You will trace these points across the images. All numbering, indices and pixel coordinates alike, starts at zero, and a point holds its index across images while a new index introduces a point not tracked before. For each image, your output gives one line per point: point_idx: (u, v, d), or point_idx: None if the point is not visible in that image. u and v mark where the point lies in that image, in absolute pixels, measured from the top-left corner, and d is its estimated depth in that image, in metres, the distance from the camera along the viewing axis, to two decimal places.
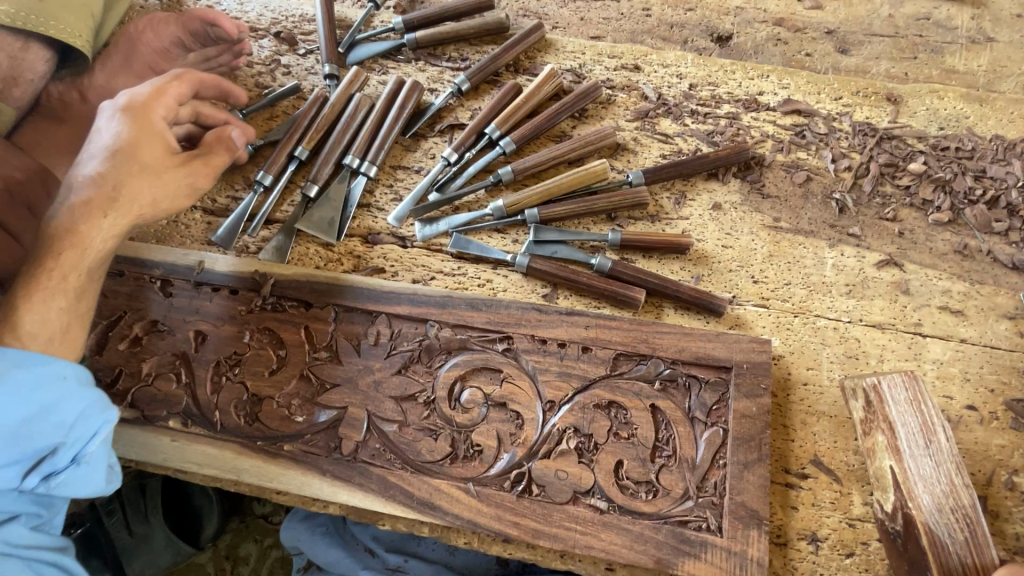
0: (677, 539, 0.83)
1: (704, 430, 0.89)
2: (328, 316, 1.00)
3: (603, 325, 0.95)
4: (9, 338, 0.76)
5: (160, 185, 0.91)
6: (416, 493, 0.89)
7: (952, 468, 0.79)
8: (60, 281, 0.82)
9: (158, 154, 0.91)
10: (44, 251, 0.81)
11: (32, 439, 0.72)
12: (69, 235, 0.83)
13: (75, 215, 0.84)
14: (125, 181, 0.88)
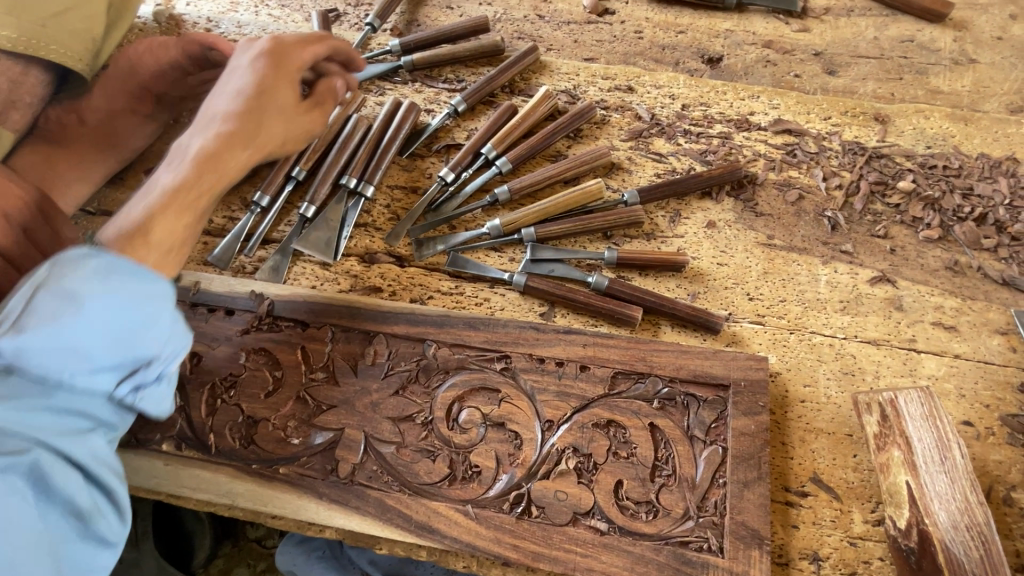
0: (679, 561, 0.83)
1: (704, 449, 0.89)
2: (325, 336, 0.99)
3: (600, 343, 0.96)
4: (137, 242, 0.74)
5: (276, 127, 0.93)
6: (414, 516, 0.87)
7: (967, 485, 0.79)
8: (180, 202, 0.79)
9: (288, 100, 0.94)
10: (187, 171, 0.81)
11: (134, 348, 0.66)
12: (211, 162, 0.83)
13: (190, 143, 0.85)
14: (263, 121, 0.90)
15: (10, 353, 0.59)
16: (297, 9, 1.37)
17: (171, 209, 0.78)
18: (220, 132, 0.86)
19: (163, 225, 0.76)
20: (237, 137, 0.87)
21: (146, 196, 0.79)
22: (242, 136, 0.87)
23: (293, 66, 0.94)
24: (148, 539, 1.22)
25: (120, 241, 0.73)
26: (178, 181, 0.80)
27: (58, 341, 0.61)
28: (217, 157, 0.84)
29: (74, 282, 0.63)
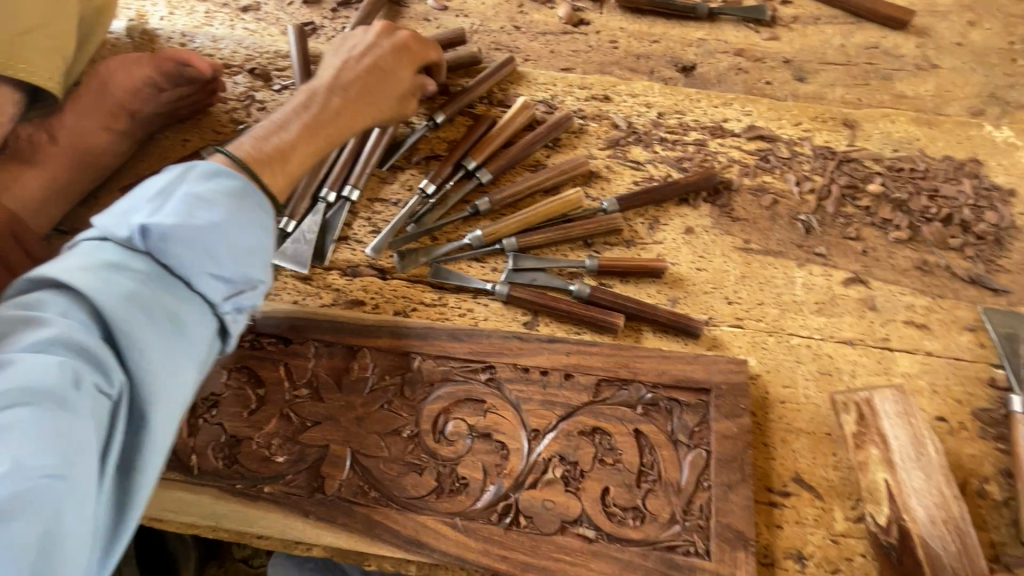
0: (666, 565, 0.83)
1: (687, 453, 0.90)
2: (308, 351, 0.99)
3: (583, 351, 0.97)
4: (286, 166, 0.89)
5: (377, 101, 1.02)
6: (402, 531, 0.87)
7: (941, 480, 0.82)
8: (309, 145, 0.92)
9: (395, 84, 1.05)
10: (316, 118, 0.94)
11: (242, 267, 0.77)
12: (330, 114, 0.96)
13: (315, 97, 0.97)
14: (366, 94, 1.01)
15: (161, 236, 0.71)
16: (273, 23, 1.36)
17: (284, 146, 0.90)
18: (340, 96, 0.98)
19: (289, 160, 0.90)
20: (352, 105, 0.98)
21: (289, 132, 0.92)
22: (348, 104, 0.98)
23: (416, 59, 1.09)
24: (129, 564, 1.20)
25: (258, 161, 0.86)
26: (301, 125, 0.93)
27: (198, 237, 0.73)
28: (329, 115, 0.96)
29: (222, 202, 0.77)
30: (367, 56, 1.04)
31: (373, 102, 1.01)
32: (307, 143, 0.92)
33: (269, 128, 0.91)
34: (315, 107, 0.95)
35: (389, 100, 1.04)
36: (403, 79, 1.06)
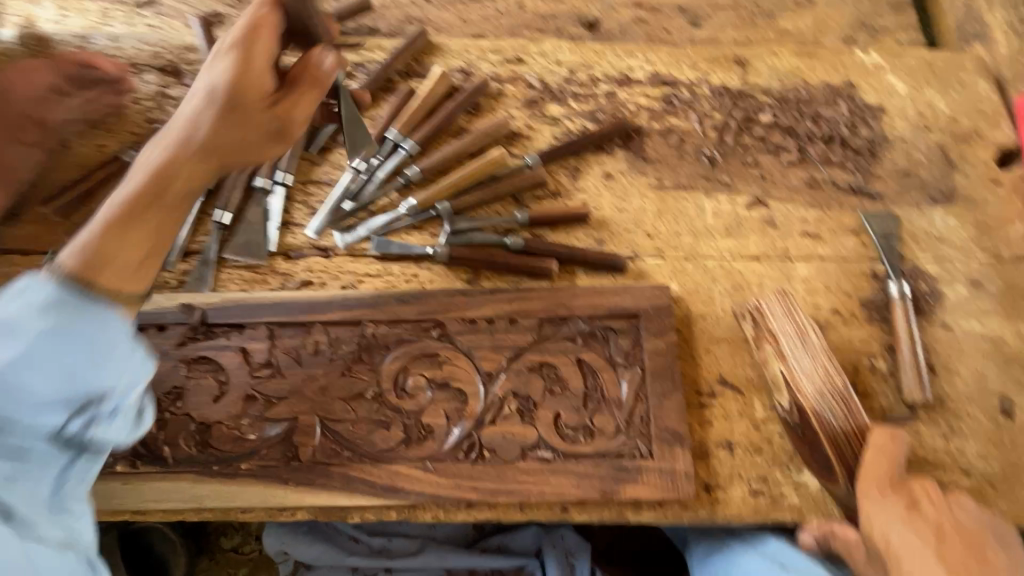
0: (616, 469, 0.95)
1: (625, 373, 1.01)
2: (263, 334, 1.03)
3: (523, 296, 1.05)
4: (98, 271, 0.71)
5: (263, 117, 0.83)
6: (378, 481, 0.95)
7: (825, 359, 0.97)
8: (164, 240, 0.78)
9: (291, 130, 0.87)
10: (124, 210, 0.75)
11: (84, 380, 0.68)
12: (216, 148, 0.81)
13: (192, 116, 0.81)
14: (204, 164, 0.81)
15: None
16: (175, 15, 1.33)
17: (134, 211, 0.76)
18: (221, 105, 0.80)
19: (131, 243, 0.74)
20: (236, 111, 0.81)
21: (142, 190, 0.77)
22: (238, 125, 0.82)
23: (308, 94, 0.86)
24: (120, 566, 1.23)
25: (81, 262, 0.71)
26: (145, 177, 0.78)
27: None
28: (166, 203, 0.78)
29: (32, 325, 0.66)
30: (219, 59, 0.81)
31: (269, 126, 0.84)
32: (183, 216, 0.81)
33: (118, 191, 0.77)
34: (180, 172, 0.79)
35: (273, 120, 0.84)
36: (251, 103, 0.81)
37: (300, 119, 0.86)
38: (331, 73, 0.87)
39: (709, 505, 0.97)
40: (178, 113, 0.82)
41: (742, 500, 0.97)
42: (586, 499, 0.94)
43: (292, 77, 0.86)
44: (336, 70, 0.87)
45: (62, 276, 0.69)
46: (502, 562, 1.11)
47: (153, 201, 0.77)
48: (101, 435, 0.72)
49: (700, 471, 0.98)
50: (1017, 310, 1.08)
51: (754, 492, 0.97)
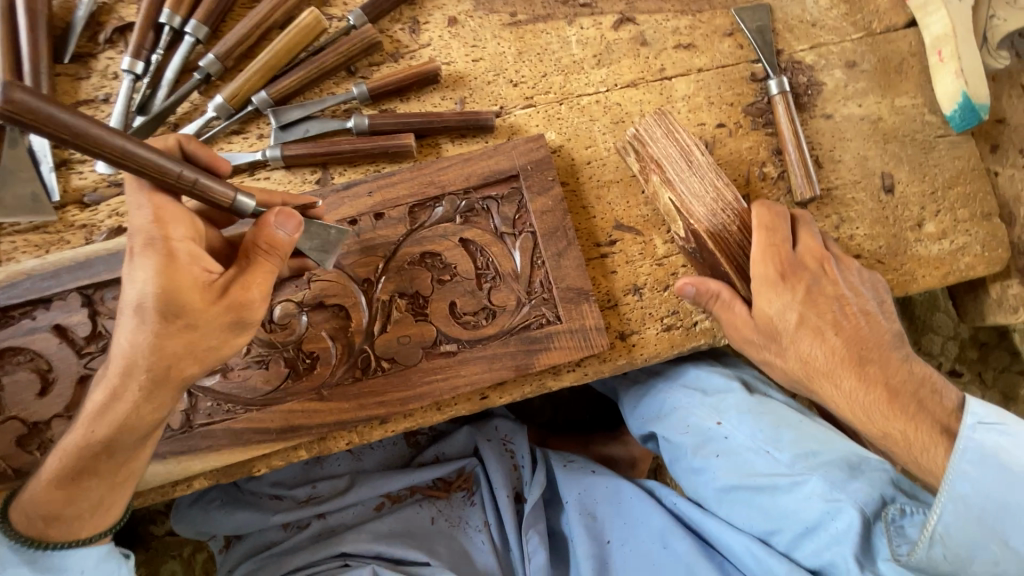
0: (527, 342, 0.89)
1: (515, 242, 0.91)
2: (77, 303, 0.83)
3: (384, 184, 0.90)
4: (60, 473, 0.70)
5: (208, 342, 0.68)
6: (272, 426, 0.84)
7: (713, 175, 0.91)
8: (119, 481, 0.73)
9: (249, 316, 0.70)
10: (69, 471, 0.70)
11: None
12: (159, 362, 0.66)
13: (130, 308, 0.65)
14: (158, 344, 0.66)
15: None
16: None
17: (85, 467, 0.69)
18: (156, 313, 0.65)
19: (81, 489, 0.71)
20: (180, 323, 0.65)
21: (90, 418, 0.68)
22: (173, 300, 0.65)
23: (262, 264, 0.70)
24: None
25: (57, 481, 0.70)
26: (108, 380, 0.67)
27: None
28: (124, 383, 0.67)
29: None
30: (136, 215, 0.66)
31: (222, 323, 0.68)
32: (138, 467, 0.75)
33: (77, 424, 0.70)
34: (125, 391, 0.67)
35: (221, 313, 0.67)
36: (183, 269, 0.66)
37: (258, 307, 0.70)
38: (290, 240, 0.71)
39: (627, 353, 0.94)
40: (119, 328, 0.67)
41: (657, 338, 0.95)
42: (502, 380, 0.89)
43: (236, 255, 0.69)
44: (292, 232, 0.70)
45: (41, 491, 0.71)
46: (442, 470, 1.06)
47: (103, 449, 0.69)
48: (57, 561, 0.75)
49: (612, 322, 0.95)
50: (891, 84, 1.05)
51: (667, 327, 0.96)
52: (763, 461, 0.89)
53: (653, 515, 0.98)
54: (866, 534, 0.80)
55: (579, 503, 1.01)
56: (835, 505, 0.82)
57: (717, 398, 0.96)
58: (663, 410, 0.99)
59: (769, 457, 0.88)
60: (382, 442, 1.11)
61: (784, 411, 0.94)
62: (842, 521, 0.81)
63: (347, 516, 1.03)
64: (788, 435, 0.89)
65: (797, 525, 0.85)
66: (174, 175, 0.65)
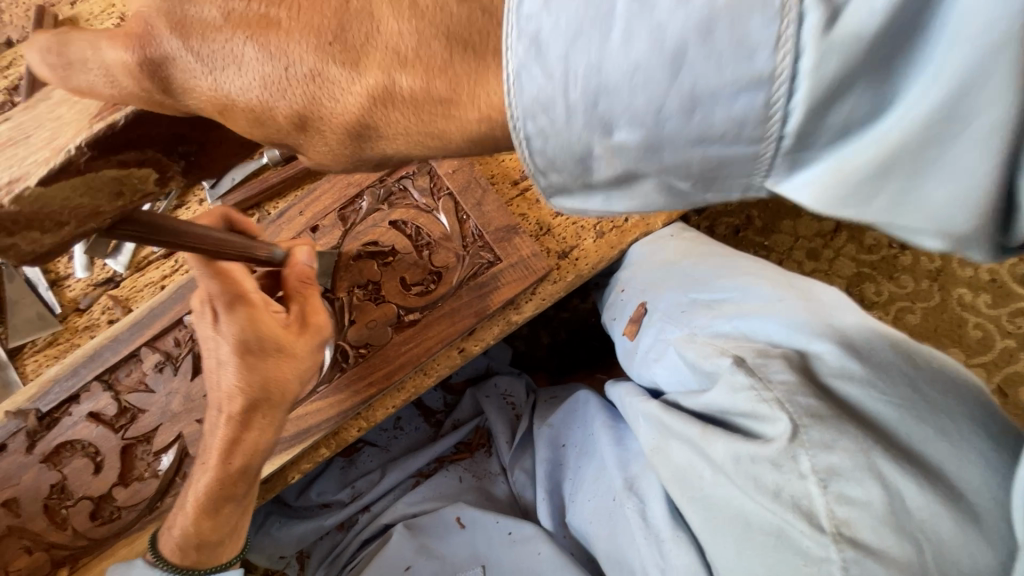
0: (477, 289, 0.97)
1: (438, 208, 0.99)
2: (99, 389, 0.96)
3: (311, 200, 1.01)
4: (205, 512, 0.86)
5: (305, 363, 0.88)
6: (287, 433, 0.95)
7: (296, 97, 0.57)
8: (248, 505, 0.92)
9: (325, 335, 0.90)
10: (213, 505, 0.86)
11: None
12: (272, 387, 0.85)
13: (232, 354, 0.84)
14: (266, 378, 0.85)
15: None
16: None
17: (223, 498, 0.86)
18: (256, 352, 0.84)
19: (222, 514, 0.88)
20: (280, 355, 0.85)
21: (224, 454, 0.84)
22: (265, 340, 0.85)
23: (313, 293, 0.90)
24: None
25: (204, 517, 0.86)
26: (226, 420, 0.85)
27: None
28: (249, 418, 0.85)
29: None
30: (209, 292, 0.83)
31: (309, 348, 0.88)
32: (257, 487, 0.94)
33: (202, 466, 0.86)
34: (246, 422, 0.85)
35: (308, 339, 0.88)
36: (266, 320, 0.85)
37: (332, 325, 0.91)
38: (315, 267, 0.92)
39: (574, 267, 1.01)
40: (223, 377, 0.86)
41: (596, 245, 1.01)
42: (469, 328, 0.97)
43: (291, 295, 0.89)
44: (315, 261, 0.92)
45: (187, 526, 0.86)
46: (459, 434, 1.16)
47: (239, 475, 0.87)
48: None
49: (550, 245, 1.01)
50: None
51: (601, 233, 1.02)
52: (631, 302, 0.99)
53: (591, 411, 1.02)
54: (661, 333, 0.90)
55: (540, 419, 1.10)
56: (654, 323, 0.92)
57: (631, 270, 1.03)
58: (606, 302, 1.10)
59: (639, 301, 0.97)
60: (406, 430, 1.21)
61: (671, 260, 0.97)
62: (658, 332, 0.91)
63: (387, 500, 1.11)
64: (646, 276, 0.98)
65: (643, 355, 0.93)
66: (212, 240, 0.71)
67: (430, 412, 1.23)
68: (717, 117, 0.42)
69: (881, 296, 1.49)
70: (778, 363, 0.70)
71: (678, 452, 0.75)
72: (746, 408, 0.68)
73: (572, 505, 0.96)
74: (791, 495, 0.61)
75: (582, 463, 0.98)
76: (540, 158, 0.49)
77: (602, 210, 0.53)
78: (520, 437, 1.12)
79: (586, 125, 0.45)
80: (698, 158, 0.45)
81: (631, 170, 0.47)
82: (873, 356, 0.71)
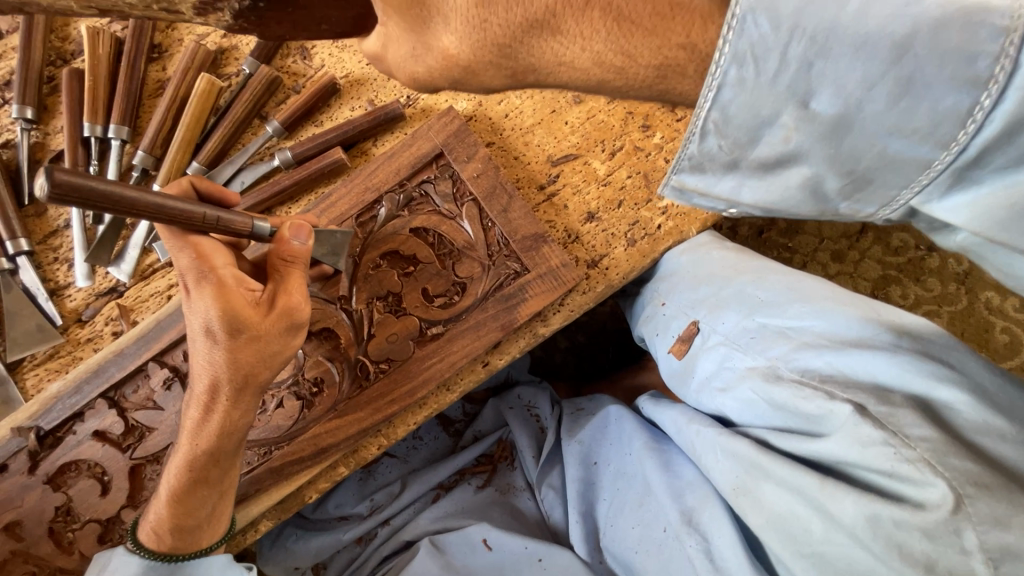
0: (504, 301, 0.92)
1: (461, 214, 0.94)
2: (104, 405, 0.91)
3: (326, 205, 0.94)
4: (175, 499, 0.79)
5: (271, 346, 0.78)
6: (304, 453, 0.90)
7: None
8: (225, 494, 0.82)
9: (300, 317, 0.79)
10: (182, 491, 0.78)
11: None
12: (243, 368, 0.76)
13: (201, 332, 0.75)
14: (233, 358, 0.75)
15: None
16: None
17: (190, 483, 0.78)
18: (223, 332, 0.74)
19: (193, 502, 0.79)
20: (245, 337, 0.75)
21: (191, 435, 0.78)
22: (234, 318, 0.74)
23: (292, 273, 0.79)
24: None
25: (174, 503, 0.79)
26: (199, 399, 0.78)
27: None
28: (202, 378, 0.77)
29: None
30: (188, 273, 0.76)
31: (280, 329, 0.78)
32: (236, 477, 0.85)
33: (181, 443, 0.80)
34: None
35: (276, 321, 0.77)
36: (237, 297, 0.75)
37: (305, 309, 0.80)
38: (306, 248, 0.81)
39: (604, 277, 0.96)
40: (196, 352, 0.77)
41: (627, 254, 0.96)
42: (495, 342, 0.92)
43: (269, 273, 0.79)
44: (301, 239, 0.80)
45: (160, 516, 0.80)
46: (481, 446, 1.12)
47: (210, 459, 0.79)
48: None
49: (579, 253, 0.96)
50: None
51: (633, 240, 0.97)
52: (682, 322, 0.96)
53: (627, 430, 1.00)
54: (734, 361, 0.86)
55: (568, 432, 1.06)
56: (716, 347, 0.90)
57: (668, 281, 0.99)
58: (640, 313, 1.06)
59: (688, 320, 0.95)
60: (425, 441, 1.17)
61: (727, 278, 0.93)
62: (727, 361, 0.87)
63: (408, 514, 1.08)
64: (704, 293, 0.93)
65: (701, 382, 0.92)
66: (199, 216, 0.70)
67: (449, 421, 1.20)
68: (921, 110, 0.42)
69: (907, 300, 1.45)
70: (910, 416, 0.65)
71: (774, 496, 0.73)
72: (881, 466, 0.64)
73: (610, 531, 0.94)
74: (949, 570, 0.58)
75: (622, 485, 0.96)
76: (715, 120, 0.47)
77: (729, 196, 0.53)
78: (547, 452, 1.08)
79: (790, 88, 0.43)
80: (875, 152, 0.45)
81: (796, 151, 0.47)
82: (1002, 406, 0.67)
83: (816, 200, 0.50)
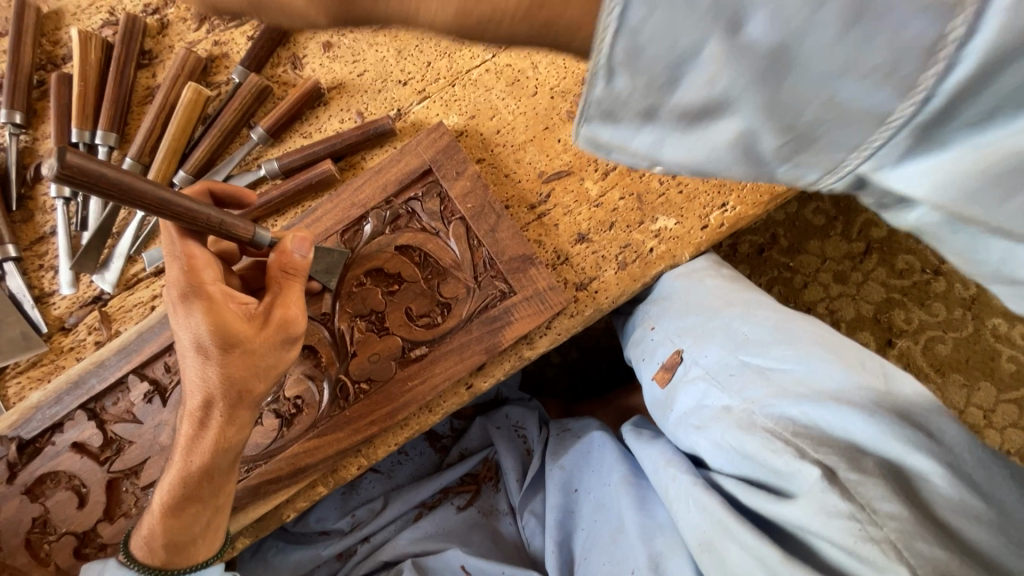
0: (488, 324, 0.90)
1: (448, 232, 0.92)
2: (84, 417, 0.91)
3: (311, 218, 0.93)
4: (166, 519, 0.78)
5: (266, 360, 0.76)
6: (281, 472, 0.89)
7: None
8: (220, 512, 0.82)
9: (296, 330, 0.78)
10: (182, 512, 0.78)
11: None
12: (240, 383, 0.75)
13: (192, 348, 0.74)
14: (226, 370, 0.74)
15: None
16: None
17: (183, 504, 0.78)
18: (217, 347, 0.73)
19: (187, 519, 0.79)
20: (239, 351, 0.74)
21: (186, 451, 0.77)
22: (226, 333, 0.73)
23: (292, 286, 0.78)
24: None
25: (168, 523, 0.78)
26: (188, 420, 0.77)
27: None
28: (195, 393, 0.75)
29: None
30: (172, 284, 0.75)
31: (276, 342, 0.76)
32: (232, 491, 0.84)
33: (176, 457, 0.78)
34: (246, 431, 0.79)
35: (271, 334, 0.76)
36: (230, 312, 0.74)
37: (302, 323, 0.79)
38: (307, 261, 0.80)
39: (593, 301, 0.93)
40: (188, 370, 0.76)
41: (617, 277, 0.94)
42: (478, 365, 0.90)
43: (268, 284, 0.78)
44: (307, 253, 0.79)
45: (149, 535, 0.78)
46: (465, 466, 1.10)
47: (206, 475, 0.78)
48: None
49: (568, 275, 0.94)
50: None
51: (623, 264, 0.94)
52: (665, 347, 0.94)
53: (608, 460, 0.99)
54: (712, 395, 0.84)
55: (551, 455, 1.04)
56: (694, 381, 0.87)
57: (660, 304, 0.97)
58: (631, 336, 1.03)
59: (674, 348, 0.93)
60: (409, 457, 1.16)
61: (709, 303, 0.91)
62: (703, 396, 0.85)
63: (387, 532, 1.06)
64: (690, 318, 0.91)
65: (679, 416, 0.89)
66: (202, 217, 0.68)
67: (436, 436, 1.18)
68: (877, 45, 0.32)
69: (910, 324, 1.41)
70: (878, 488, 0.64)
71: (739, 561, 0.71)
72: (841, 541, 0.63)
73: (584, 563, 0.92)
74: None
75: (599, 516, 0.94)
76: (625, 53, 0.34)
77: (648, 153, 0.40)
78: (531, 477, 1.06)
79: (716, 5, 0.32)
80: (821, 101, 0.35)
81: (726, 99, 0.36)
82: (979, 480, 0.67)
83: (748, 163, 0.40)
